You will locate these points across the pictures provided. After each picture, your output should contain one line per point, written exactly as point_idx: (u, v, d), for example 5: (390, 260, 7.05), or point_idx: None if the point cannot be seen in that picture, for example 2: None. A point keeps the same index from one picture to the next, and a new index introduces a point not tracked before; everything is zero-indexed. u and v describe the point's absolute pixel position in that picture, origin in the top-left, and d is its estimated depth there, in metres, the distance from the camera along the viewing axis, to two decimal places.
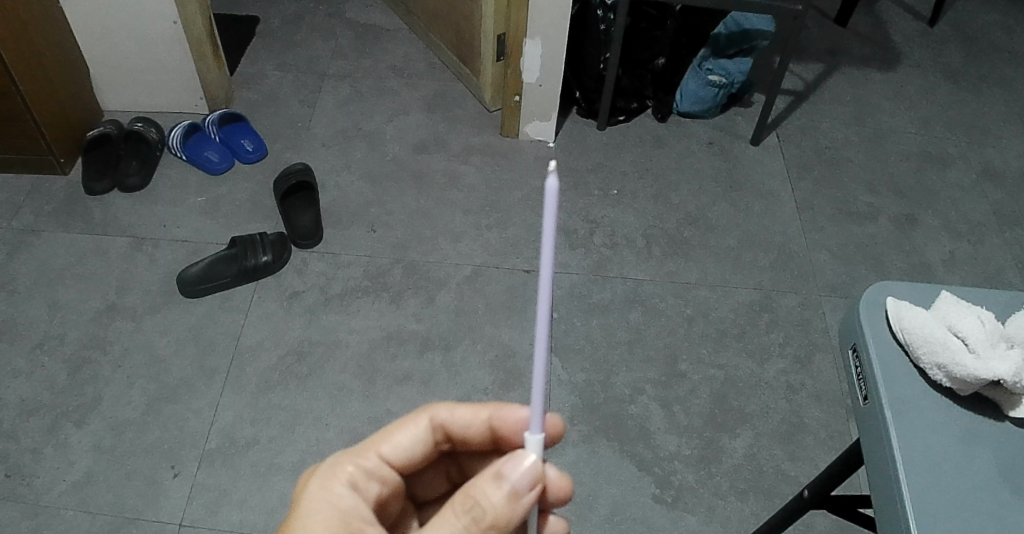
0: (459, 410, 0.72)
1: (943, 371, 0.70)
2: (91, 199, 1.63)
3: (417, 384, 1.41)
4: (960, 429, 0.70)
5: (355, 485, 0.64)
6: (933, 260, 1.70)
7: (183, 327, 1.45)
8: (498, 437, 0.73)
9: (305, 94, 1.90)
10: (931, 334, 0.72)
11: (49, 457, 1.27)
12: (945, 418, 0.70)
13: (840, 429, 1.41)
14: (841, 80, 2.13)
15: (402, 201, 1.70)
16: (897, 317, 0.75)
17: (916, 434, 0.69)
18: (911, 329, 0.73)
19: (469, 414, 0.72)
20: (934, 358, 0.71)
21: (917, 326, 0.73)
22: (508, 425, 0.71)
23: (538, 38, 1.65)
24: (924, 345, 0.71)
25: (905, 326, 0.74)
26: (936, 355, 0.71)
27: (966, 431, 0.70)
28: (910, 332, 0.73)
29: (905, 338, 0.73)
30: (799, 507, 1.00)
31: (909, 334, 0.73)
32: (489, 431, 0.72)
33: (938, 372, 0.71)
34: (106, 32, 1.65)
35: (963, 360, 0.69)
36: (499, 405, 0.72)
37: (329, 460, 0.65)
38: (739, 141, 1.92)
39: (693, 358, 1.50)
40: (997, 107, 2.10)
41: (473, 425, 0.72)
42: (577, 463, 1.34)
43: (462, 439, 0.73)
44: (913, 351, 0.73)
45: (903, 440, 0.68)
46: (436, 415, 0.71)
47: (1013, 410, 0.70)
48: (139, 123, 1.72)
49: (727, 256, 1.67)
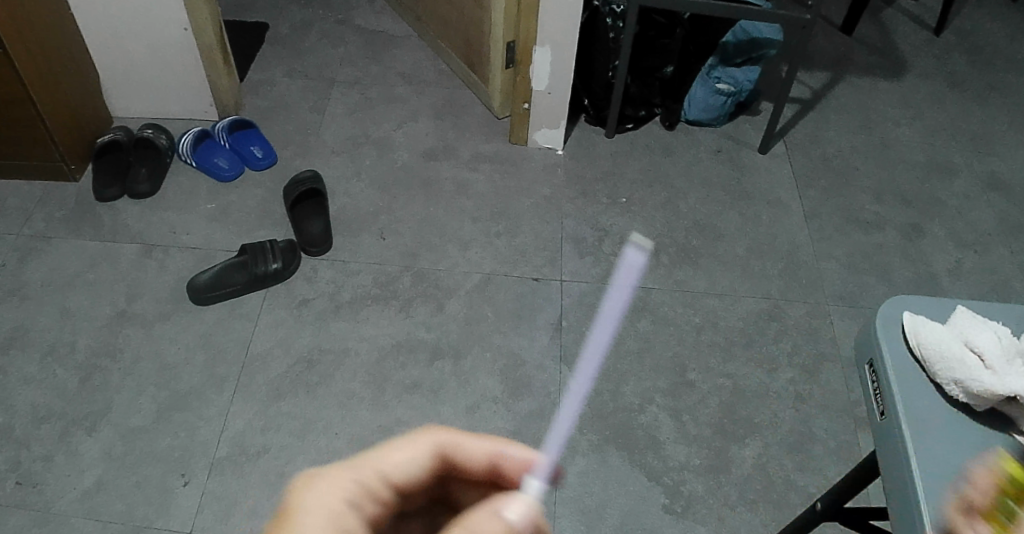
0: (471, 440, 0.65)
1: (960, 387, 0.74)
2: (100, 206, 1.63)
3: (427, 393, 1.41)
4: (972, 442, 0.73)
5: (351, 504, 0.57)
6: (939, 270, 1.71)
7: (193, 334, 1.45)
8: (501, 479, 0.66)
9: (314, 101, 1.90)
10: (949, 353, 0.75)
11: (59, 464, 1.27)
12: (958, 432, 0.74)
13: (848, 439, 1.41)
14: (848, 89, 2.13)
15: (410, 208, 1.70)
16: (914, 335, 0.78)
17: (931, 448, 0.72)
18: (929, 346, 0.76)
19: (479, 447, 0.65)
20: (952, 375, 0.74)
21: (936, 344, 0.76)
22: (517, 469, 0.65)
23: (548, 46, 1.65)
24: (942, 362, 0.75)
25: (922, 344, 0.77)
26: (953, 372, 0.74)
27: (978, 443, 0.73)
28: (928, 350, 0.76)
29: (924, 355, 0.76)
30: (811, 518, 1.04)
31: (928, 351, 0.76)
32: (493, 470, 0.66)
33: (954, 388, 0.74)
34: (117, 39, 1.65)
35: (981, 377, 0.73)
36: (504, 443, 0.65)
37: (324, 469, 0.58)
38: (747, 149, 1.93)
39: (702, 367, 1.50)
40: (1002, 116, 2.11)
41: (478, 460, 0.65)
42: (587, 472, 1.34)
43: (457, 470, 0.66)
44: (931, 367, 0.76)
45: (921, 457, 0.72)
46: (443, 442, 0.64)
47: None
48: (149, 130, 1.72)
49: (736, 265, 1.68)
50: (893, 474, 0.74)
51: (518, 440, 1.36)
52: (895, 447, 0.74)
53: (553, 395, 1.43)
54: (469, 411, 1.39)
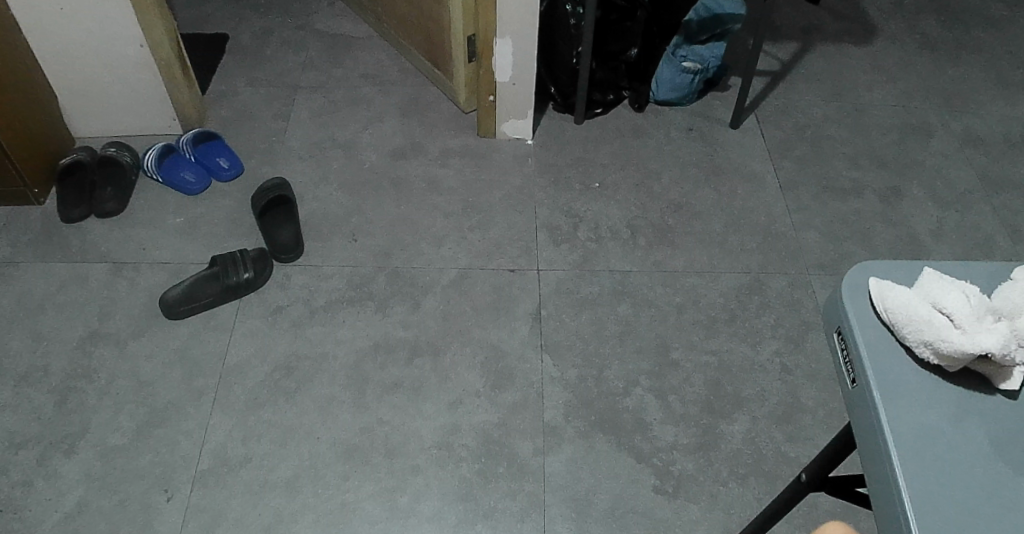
0: None
1: (930, 349, 0.64)
2: (68, 228, 1.62)
3: (407, 391, 1.39)
4: (952, 406, 0.63)
5: None
6: (921, 231, 1.69)
7: (168, 349, 1.44)
8: None
9: (279, 108, 1.90)
10: (916, 313, 0.65)
11: (39, 489, 1.26)
12: (936, 397, 0.64)
13: (837, 407, 1.40)
14: (816, 58, 2.12)
15: (382, 208, 1.69)
16: (878, 298, 0.68)
17: (908, 415, 0.62)
18: (893, 308, 0.66)
19: None
20: (920, 336, 0.64)
21: (901, 304, 0.66)
22: None
23: (508, 37, 1.63)
24: (909, 323, 0.65)
25: (887, 305, 0.67)
26: (921, 333, 0.64)
27: (959, 408, 0.63)
28: (893, 312, 0.66)
29: (889, 318, 0.67)
30: (797, 490, 0.94)
31: (892, 313, 0.66)
32: None
33: (925, 350, 0.64)
34: (73, 60, 1.64)
35: (950, 336, 0.63)
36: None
37: None
38: (718, 126, 1.91)
39: (684, 346, 1.48)
40: (974, 74, 2.09)
41: None
42: (574, 459, 1.32)
43: None
44: (898, 331, 0.66)
45: (896, 426, 0.62)
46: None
47: (1004, 383, 0.64)
48: (112, 148, 1.72)
49: (713, 241, 1.66)
50: (865, 448, 0.64)
51: (502, 431, 1.35)
52: (867, 418, 0.64)
53: (535, 385, 1.41)
54: (451, 407, 1.38)
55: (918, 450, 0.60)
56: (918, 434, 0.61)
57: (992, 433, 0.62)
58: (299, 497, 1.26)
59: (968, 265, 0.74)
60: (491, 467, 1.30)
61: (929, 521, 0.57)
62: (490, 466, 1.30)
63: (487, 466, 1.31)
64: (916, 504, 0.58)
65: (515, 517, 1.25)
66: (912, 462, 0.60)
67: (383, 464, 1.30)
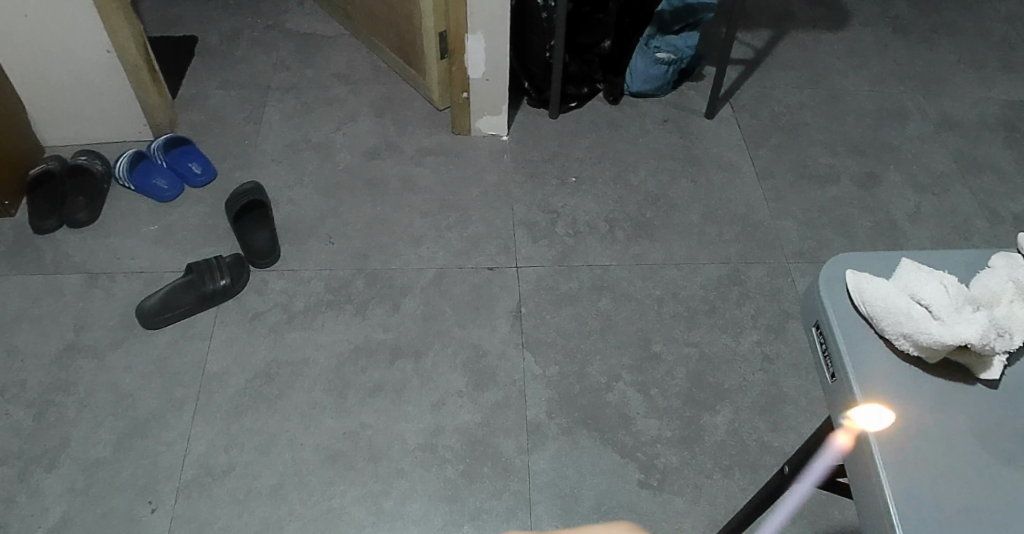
0: None
1: (909, 341, 0.64)
2: (40, 239, 1.60)
3: (390, 394, 1.39)
4: (932, 398, 0.64)
5: None
6: (898, 216, 1.70)
7: (147, 359, 1.43)
8: None
9: (250, 111, 1.87)
10: (894, 305, 0.65)
11: (22, 505, 1.25)
12: (914, 389, 0.64)
13: (819, 394, 1.41)
14: (790, 45, 2.12)
15: (359, 209, 1.68)
16: (856, 290, 0.68)
17: (889, 410, 0.63)
18: (872, 300, 0.66)
19: None
20: (899, 329, 0.65)
21: (879, 297, 0.66)
22: None
23: (479, 32, 1.62)
24: (887, 316, 0.65)
25: (865, 299, 0.67)
26: (900, 325, 0.64)
27: (938, 400, 0.64)
28: (871, 304, 0.66)
29: (868, 311, 0.67)
30: (779, 483, 0.95)
31: (871, 306, 0.67)
32: None
33: (904, 342, 0.65)
34: (39, 67, 1.61)
35: (929, 328, 0.63)
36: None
37: None
38: (694, 116, 1.91)
39: (665, 339, 1.49)
40: (948, 57, 2.10)
41: None
42: (559, 457, 1.33)
43: None
44: (877, 323, 0.66)
45: (877, 423, 0.62)
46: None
47: (985, 372, 0.64)
48: (83, 156, 1.70)
49: (692, 232, 1.67)
50: (847, 443, 0.64)
51: (485, 431, 1.35)
52: (848, 412, 0.64)
53: (517, 384, 1.41)
54: (434, 407, 1.38)
55: (898, 443, 0.61)
56: (898, 429, 0.62)
57: (973, 424, 0.62)
58: (285, 504, 1.26)
59: (945, 254, 0.75)
60: (475, 467, 1.31)
61: (912, 517, 0.57)
62: (475, 467, 1.31)
63: (472, 467, 1.31)
64: (898, 500, 0.58)
65: (501, 517, 1.25)
66: (892, 455, 0.60)
67: (368, 467, 1.30)
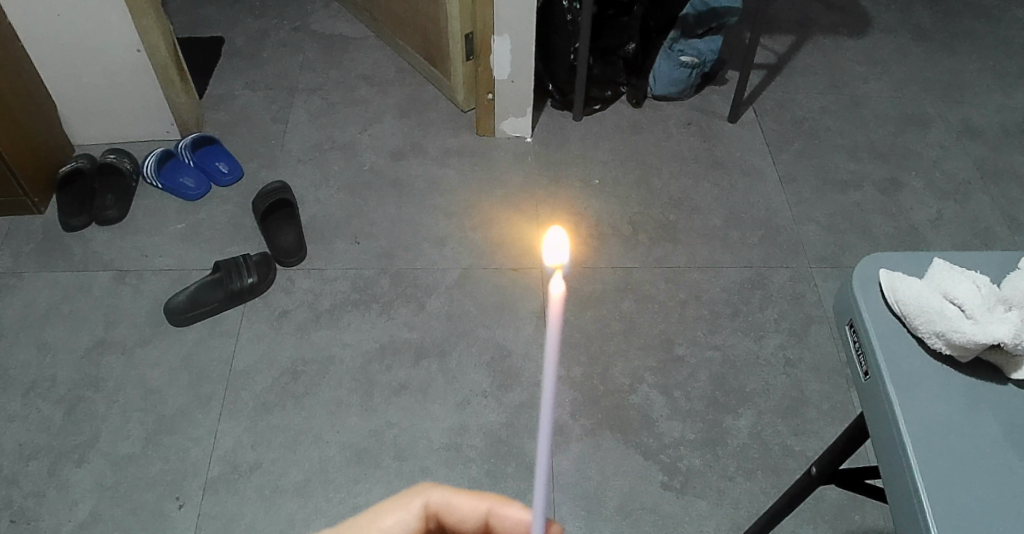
0: None
1: (942, 339, 0.64)
2: (69, 236, 1.62)
3: (415, 393, 1.40)
4: (966, 397, 0.64)
5: None
6: (920, 222, 1.70)
7: (175, 356, 1.44)
8: None
9: (276, 111, 1.89)
10: (928, 304, 0.66)
11: (51, 499, 1.26)
12: (949, 388, 0.64)
13: (841, 398, 1.41)
14: (813, 50, 2.12)
15: (384, 210, 1.69)
16: (890, 289, 0.69)
17: (921, 407, 0.63)
18: (905, 299, 0.67)
19: None
20: (932, 327, 0.65)
21: (912, 296, 0.67)
22: None
23: (506, 34, 1.63)
24: (920, 314, 0.66)
25: (898, 298, 0.68)
26: (933, 324, 0.65)
27: (972, 399, 0.63)
28: (904, 303, 0.67)
29: (901, 309, 0.67)
30: (808, 483, 0.94)
31: (903, 305, 0.67)
32: None
33: (936, 340, 0.65)
34: (71, 66, 1.63)
35: (962, 326, 0.64)
36: (500, 500, 0.67)
37: None
38: (717, 119, 1.92)
39: (689, 341, 1.49)
40: (969, 64, 2.10)
41: None
42: (583, 458, 1.33)
43: None
44: (909, 322, 0.67)
45: (911, 419, 0.62)
46: (432, 500, 0.67)
47: (1015, 372, 0.64)
48: (112, 155, 1.71)
49: (715, 235, 1.67)
50: (879, 440, 0.65)
51: (510, 431, 1.35)
52: (880, 409, 0.65)
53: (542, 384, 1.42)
54: (459, 407, 1.38)
55: (932, 440, 0.61)
56: (932, 427, 0.61)
57: (1006, 423, 0.62)
58: (310, 502, 1.26)
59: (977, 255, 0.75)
60: (500, 467, 1.31)
61: (944, 511, 0.57)
62: (499, 466, 1.31)
63: (496, 466, 1.31)
64: (930, 494, 0.58)
65: None
66: (926, 451, 0.60)
67: (393, 466, 1.31)
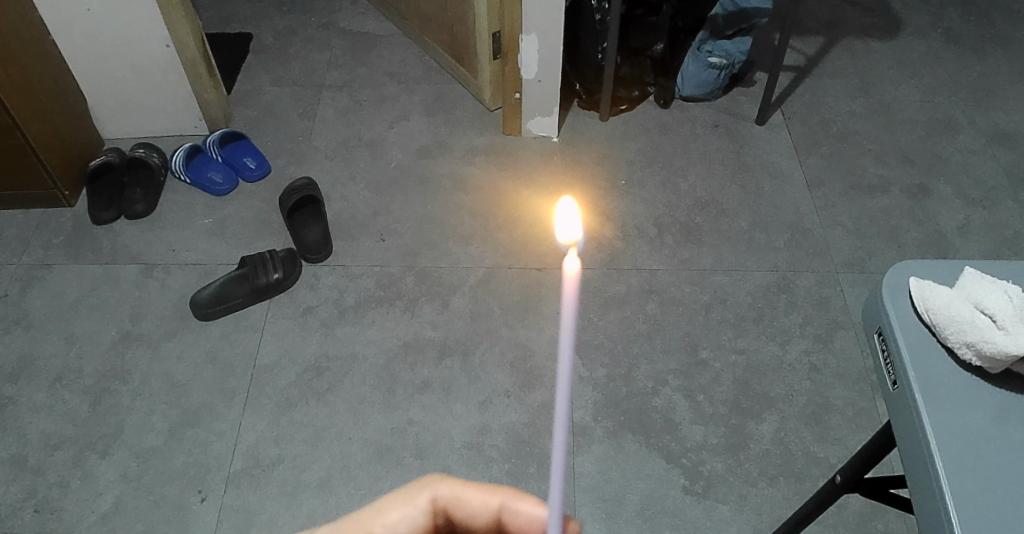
0: None
1: (972, 350, 0.63)
2: (98, 229, 1.63)
3: (438, 391, 1.40)
4: (1001, 409, 0.62)
5: None
6: (948, 228, 1.67)
7: (200, 350, 1.44)
8: None
9: (303, 108, 1.90)
10: (958, 314, 0.64)
11: (76, 489, 1.27)
12: (983, 400, 0.62)
13: (867, 406, 1.39)
14: (842, 53, 2.10)
15: (409, 207, 1.69)
16: (920, 299, 0.67)
17: (952, 417, 0.61)
18: (935, 309, 0.65)
19: None
20: (963, 338, 0.63)
21: (942, 305, 0.65)
22: None
23: (534, 34, 1.62)
24: (950, 325, 0.64)
25: (928, 307, 0.66)
26: (964, 334, 0.63)
27: (1008, 410, 0.62)
28: (934, 312, 0.65)
29: (930, 319, 0.66)
30: (831, 491, 0.93)
31: (933, 314, 0.65)
32: None
33: (967, 351, 0.63)
34: (101, 61, 1.65)
35: (993, 337, 0.62)
36: (514, 495, 0.68)
37: None
38: (744, 121, 1.90)
39: (713, 345, 1.48)
40: (1001, 69, 2.07)
41: None
42: (605, 460, 1.32)
43: None
44: (938, 331, 0.65)
45: (940, 429, 0.61)
46: (439, 494, 0.68)
47: None
48: (141, 149, 1.72)
49: (740, 239, 1.66)
50: (908, 451, 0.63)
51: (532, 432, 1.35)
52: (908, 418, 0.63)
53: None
54: (481, 407, 1.38)
55: (962, 451, 0.59)
56: (962, 438, 0.60)
57: None
58: (332, 497, 1.26)
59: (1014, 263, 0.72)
60: (522, 467, 1.30)
61: (973, 523, 0.56)
62: (520, 467, 1.30)
63: (518, 466, 1.30)
64: (959, 506, 0.57)
65: None
66: (957, 463, 0.59)
67: (414, 464, 1.31)
